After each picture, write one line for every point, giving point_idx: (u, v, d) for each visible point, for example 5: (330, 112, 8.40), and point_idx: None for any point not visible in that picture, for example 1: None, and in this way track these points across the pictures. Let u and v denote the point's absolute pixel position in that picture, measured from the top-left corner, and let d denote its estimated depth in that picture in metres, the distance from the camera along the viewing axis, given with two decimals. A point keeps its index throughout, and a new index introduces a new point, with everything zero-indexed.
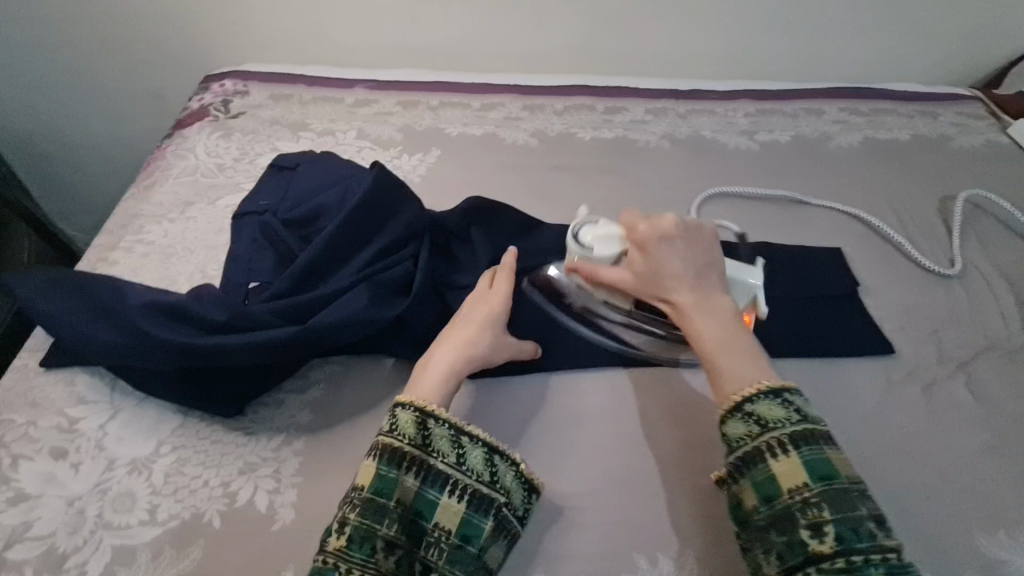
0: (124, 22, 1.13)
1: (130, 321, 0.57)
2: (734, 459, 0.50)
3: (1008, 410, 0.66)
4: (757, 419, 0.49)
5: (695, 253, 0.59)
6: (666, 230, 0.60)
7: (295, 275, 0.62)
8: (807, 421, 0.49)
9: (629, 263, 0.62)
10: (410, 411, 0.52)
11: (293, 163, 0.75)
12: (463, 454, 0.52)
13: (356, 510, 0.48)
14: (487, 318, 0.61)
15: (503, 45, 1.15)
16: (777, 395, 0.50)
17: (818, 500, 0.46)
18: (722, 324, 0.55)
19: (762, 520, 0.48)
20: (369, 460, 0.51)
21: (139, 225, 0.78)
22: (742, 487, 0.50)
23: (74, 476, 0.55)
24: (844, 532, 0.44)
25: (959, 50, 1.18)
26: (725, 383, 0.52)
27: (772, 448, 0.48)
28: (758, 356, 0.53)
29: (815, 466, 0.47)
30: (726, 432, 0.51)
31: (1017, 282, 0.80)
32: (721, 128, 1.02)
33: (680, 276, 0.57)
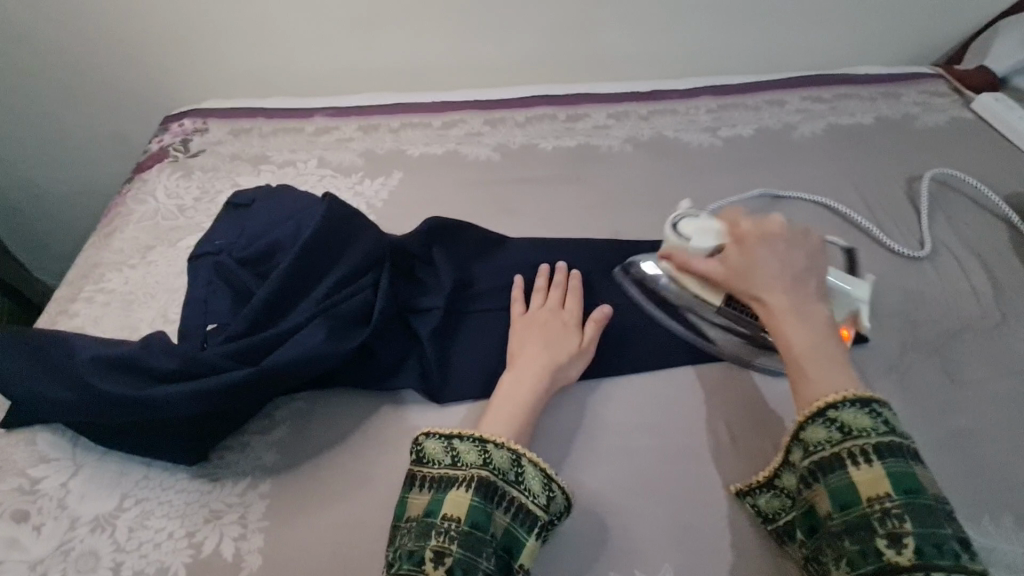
0: (81, 69, 1.13)
1: (82, 376, 0.57)
2: (810, 464, 0.51)
3: (985, 392, 0.66)
4: (840, 426, 0.50)
5: (795, 260, 0.61)
6: (770, 233, 0.63)
7: (251, 315, 0.61)
8: (894, 434, 0.49)
9: (723, 257, 0.64)
10: (505, 449, 0.54)
11: (249, 200, 0.74)
12: (552, 497, 0.53)
13: (455, 543, 0.48)
14: (564, 334, 0.66)
15: (463, 62, 1.15)
16: (864, 405, 0.50)
17: (900, 512, 0.46)
18: (814, 333, 0.56)
19: (836, 526, 0.48)
20: (461, 491, 0.51)
21: (100, 274, 0.77)
22: (815, 493, 0.50)
23: (37, 538, 0.54)
24: (924, 547, 0.44)
25: (918, 29, 1.18)
26: (810, 389, 0.53)
27: (852, 456, 0.49)
28: (846, 369, 0.54)
29: (900, 479, 0.47)
30: (803, 436, 0.52)
31: (988, 259, 0.80)
32: (684, 126, 1.01)
33: (777, 278, 0.60)
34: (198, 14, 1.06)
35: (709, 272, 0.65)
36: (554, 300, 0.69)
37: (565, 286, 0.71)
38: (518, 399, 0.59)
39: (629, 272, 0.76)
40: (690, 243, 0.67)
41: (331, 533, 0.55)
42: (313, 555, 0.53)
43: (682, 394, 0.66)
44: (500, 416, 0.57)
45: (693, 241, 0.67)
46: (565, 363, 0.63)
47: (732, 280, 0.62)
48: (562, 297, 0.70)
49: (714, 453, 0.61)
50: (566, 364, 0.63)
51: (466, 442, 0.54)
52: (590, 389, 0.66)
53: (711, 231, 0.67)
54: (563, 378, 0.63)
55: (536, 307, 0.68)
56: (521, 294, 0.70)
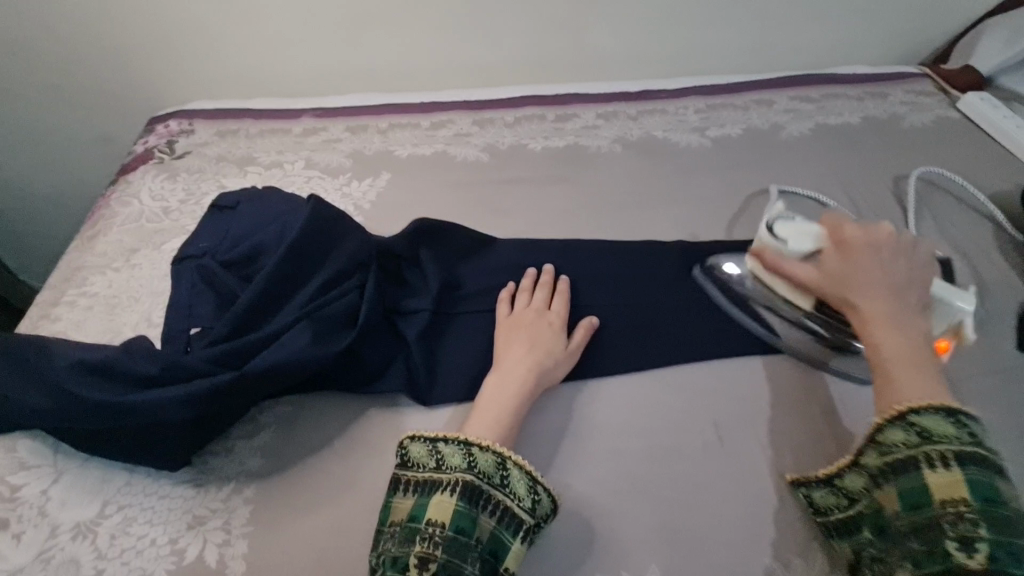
0: (65, 70, 1.12)
1: (61, 382, 0.56)
2: (885, 464, 0.51)
3: (970, 389, 0.66)
4: (920, 430, 0.50)
5: (899, 269, 0.60)
6: (877, 241, 0.62)
7: (234, 318, 0.61)
8: (980, 446, 0.48)
9: (823, 263, 0.63)
10: (489, 452, 0.53)
11: (234, 201, 0.73)
12: (537, 500, 0.53)
13: (439, 548, 0.48)
14: (552, 337, 0.65)
15: (451, 62, 1.14)
16: (949, 414, 0.50)
17: (976, 518, 0.45)
18: (906, 341, 0.56)
19: (903, 525, 0.48)
20: (446, 496, 0.51)
21: (82, 277, 0.76)
22: (886, 493, 0.51)
23: (17, 547, 0.53)
24: (1000, 554, 0.43)
25: (905, 28, 1.19)
26: (892, 396, 0.53)
27: (931, 459, 0.49)
28: (937, 380, 0.53)
29: (979, 486, 0.46)
30: (880, 437, 0.52)
31: (973, 258, 0.80)
32: (672, 126, 1.01)
33: (877, 284, 0.59)
34: (183, 14, 1.05)
35: (803, 276, 0.64)
36: (541, 299, 0.69)
37: (552, 288, 0.71)
38: (504, 401, 0.59)
39: (617, 272, 0.76)
40: (787, 246, 0.65)
41: (318, 538, 0.54)
42: (300, 561, 0.53)
43: (670, 394, 0.66)
44: (483, 417, 0.57)
45: (791, 244, 0.64)
46: (552, 366, 0.63)
47: (830, 283, 0.62)
48: (551, 298, 0.70)
49: (702, 454, 0.61)
50: (553, 367, 0.63)
51: (450, 445, 0.54)
52: (578, 389, 0.66)
53: (811, 234, 0.65)
54: (549, 380, 0.63)
55: (522, 308, 0.68)
56: (509, 295, 0.70)
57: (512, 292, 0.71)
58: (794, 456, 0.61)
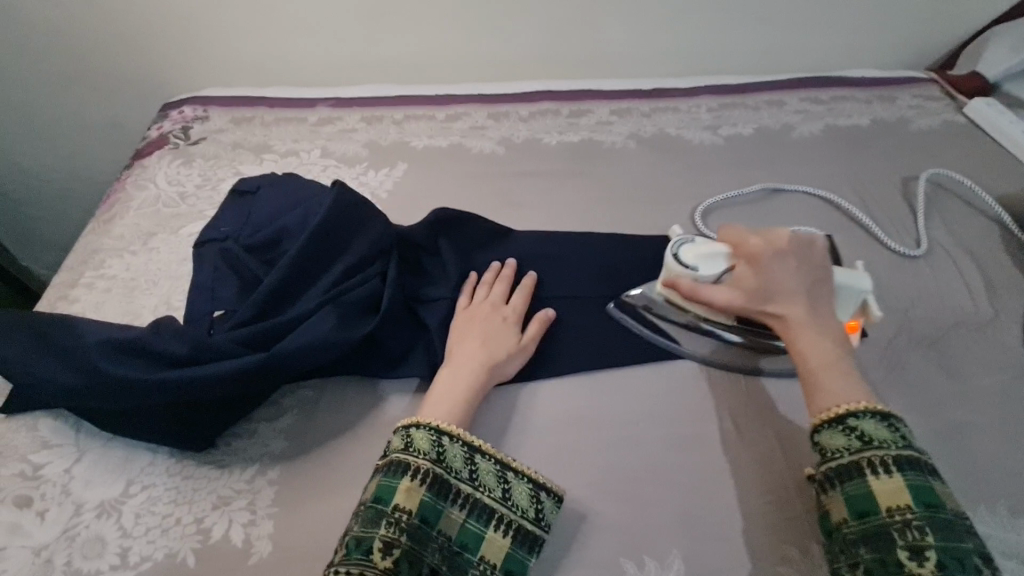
0: (76, 54, 1.11)
1: (89, 360, 0.56)
2: (828, 470, 0.51)
3: (980, 384, 0.68)
4: (860, 434, 0.50)
5: (808, 270, 0.59)
6: (782, 247, 0.60)
7: (259, 301, 0.61)
8: (912, 447, 0.50)
9: (735, 277, 0.61)
10: (458, 444, 0.54)
11: (254, 187, 0.73)
12: (509, 489, 0.54)
13: (404, 534, 0.49)
14: (505, 332, 0.65)
15: (465, 55, 1.15)
16: (884, 418, 0.51)
17: (921, 525, 0.46)
18: (827, 343, 0.55)
19: (852, 533, 0.48)
20: (411, 483, 0.51)
21: (100, 260, 0.76)
22: (832, 500, 0.51)
23: (41, 524, 0.53)
24: (946, 560, 0.44)
25: (912, 35, 1.21)
26: (822, 401, 0.52)
27: (873, 466, 0.49)
28: (857, 379, 0.54)
29: (919, 492, 0.48)
30: (819, 441, 0.52)
31: (981, 259, 0.82)
32: (685, 124, 1.02)
33: (794, 292, 0.57)
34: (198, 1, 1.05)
35: (721, 298, 0.60)
36: (497, 293, 0.69)
37: (513, 280, 0.70)
38: (455, 396, 0.58)
39: (632, 266, 0.77)
40: (699, 273, 0.63)
41: (341, 519, 0.55)
42: (326, 541, 0.53)
43: (688, 384, 0.66)
44: (438, 407, 0.57)
45: (703, 270, 0.63)
46: (504, 361, 0.63)
47: (747, 300, 0.59)
48: (507, 292, 0.69)
49: (719, 443, 0.62)
50: (505, 363, 0.63)
51: (420, 430, 0.54)
52: (599, 379, 0.67)
53: (716, 254, 0.64)
54: (501, 374, 0.63)
55: (481, 301, 0.68)
56: (470, 286, 0.70)
57: (471, 283, 0.70)
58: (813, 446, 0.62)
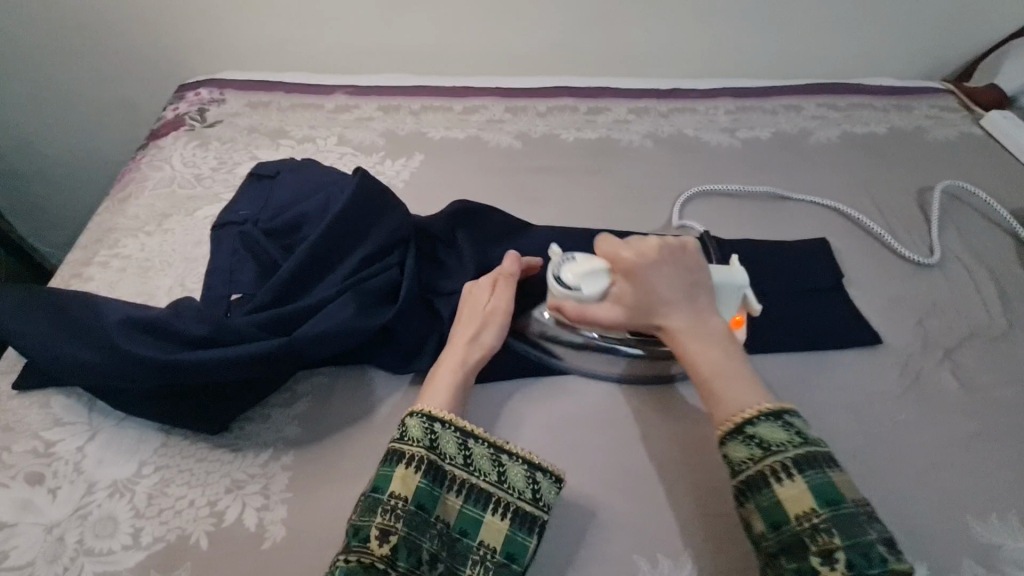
0: (90, 30, 1.10)
1: (108, 338, 0.55)
2: (738, 483, 0.51)
3: (993, 395, 0.68)
4: (759, 442, 0.50)
5: (682, 274, 0.58)
6: (652, 255, 0.58)
7: (277, 286, 0.61)
8: (808, 443, 0.50)
9: (617, 294, 0.59)
10: (451, 430, 0.54)
11: (274, 171, 0.73)
12: (504, 472, 0.54)
13: (401, 521, 0.49)
14: (474, 308, 0.64)
15: (483, 48, 1.14)
16: (778, 418, 0.51)
17: (827, 527, 0.46)
18: (716, 348, 0.55)
19: (771, 546, 0.48)
20: (404, 470, 0.51)
21: (114, 239, 0.75)
22: (747, 511, 0.50)
23: (53, 502, 0.53)
24: (854, 558, 0.45)
25: (930, 45, 1.21)
26: (723, 410, 0.53)
27: (776, 473, 0.49)
28: (750, 376, 0.54)
29: (821, 491, 0.47)
30: (726, 454, 0.51)
31: (996, 271, 0.82)
32: (703, 126, 1.02)
33: (671, 301, 0.57)
34: None
35: (606, 317, 0.59)
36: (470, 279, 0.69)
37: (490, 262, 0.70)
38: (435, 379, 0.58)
39: None
40: (582, 293, 0.60)
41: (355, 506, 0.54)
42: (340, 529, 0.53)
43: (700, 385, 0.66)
44: (435, 394, 0.57)
45: (585, 290, 0.60)
46: (474, 333, 0.62)
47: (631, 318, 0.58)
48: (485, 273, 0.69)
49: None
50: (476, 334, 0.62)
51: (413, 418, 0.54)
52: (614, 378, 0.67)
53: (597, 271, 0.60)
54: (482, 347, 0.62)
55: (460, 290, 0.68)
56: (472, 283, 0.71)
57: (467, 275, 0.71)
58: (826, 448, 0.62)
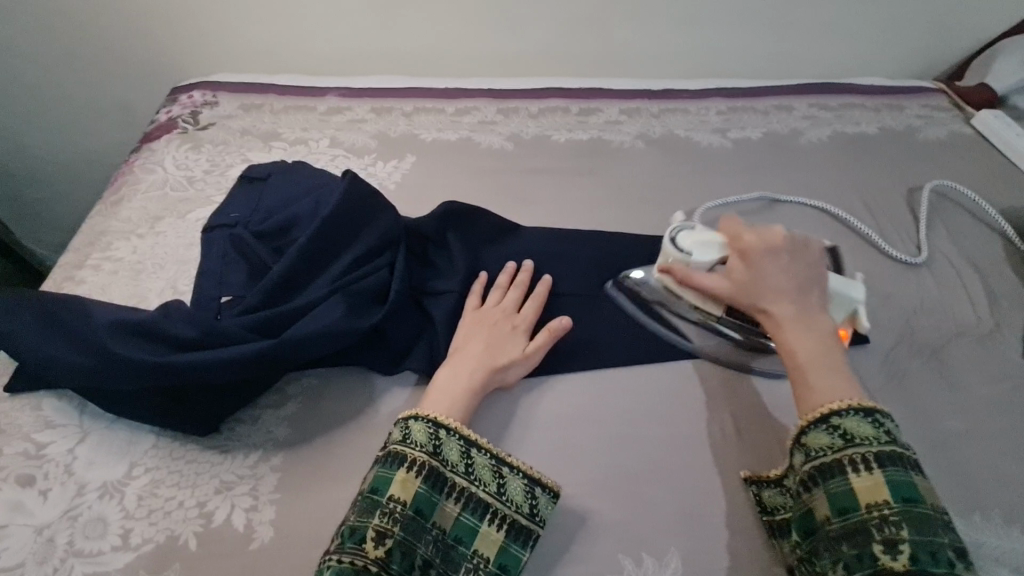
0: (84, 33, 1.10)
1: (97, 340, 0.56)
2: (811, 468, 0.52)
3: (979, 394, 0.68)
4: (843, 433, 0.51)
5: (797, 268, 0.61)
6: (775, 243, 0.62)
7: (268, 288, 0.61)
8: (895, 444, 0.50)
9: (729, 269, 0.63)
10: (456, 438, 0.55)
11: (264, 173, 0.73)
12: (504, 484, 0.54)
13: (398, 525, 0.49)
14: (511, 339, 0.64)
15: (475, 50, 1.15)
16: (868, 415, 0.51)
17: (897, 520, 0.47)
18: (817, 340, 0.56)
19: (833, 530, 0.49)
20: (408, 475, 0.51)
21: (107, 242, 0.76)
22: (813, 496, 0.51)
23: (44, 503, 0.53)
24: (921, 554, 0.45)
25: (922, 44, 1.21)
26: (811, 396, 0.53)
27: (854, 463, 0.50)
28: (848, 373, 0.55)
29: (898, 487, 0.48)
30: (805, 441, 0.53)
31: (983, 270, 0.82)
32: (694, 126, 1.03)
33: (779, 287, 0.59)
34: None
35: (713, 285, 0.64)
36: (508, 301, 0.68)
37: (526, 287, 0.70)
38: (454, 394, 0.58)
39: (635, 264, 0.77)
40: (692, 258, 0.66)
41: (344, 506, 0.55)
42: (327, 530, 0.53)
43: (687, 384, 0.67)
44: (434, 400, 0.57)
45: (696, 255, 0.65)
46: (506, 368, 0.62)
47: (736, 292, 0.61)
48: (520, 299, 0.69)
49: (719, 441, 0.62)
50: (506, 369, 0.62)
51: (419, 423, 0.54)
52: (602, 376, 0.67)
53: (713, 244, 0.66)
54: (500, 381, 0.62)
55: (491, 305, 0.67)
56: (480, 289, 0.69)
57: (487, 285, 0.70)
58: None
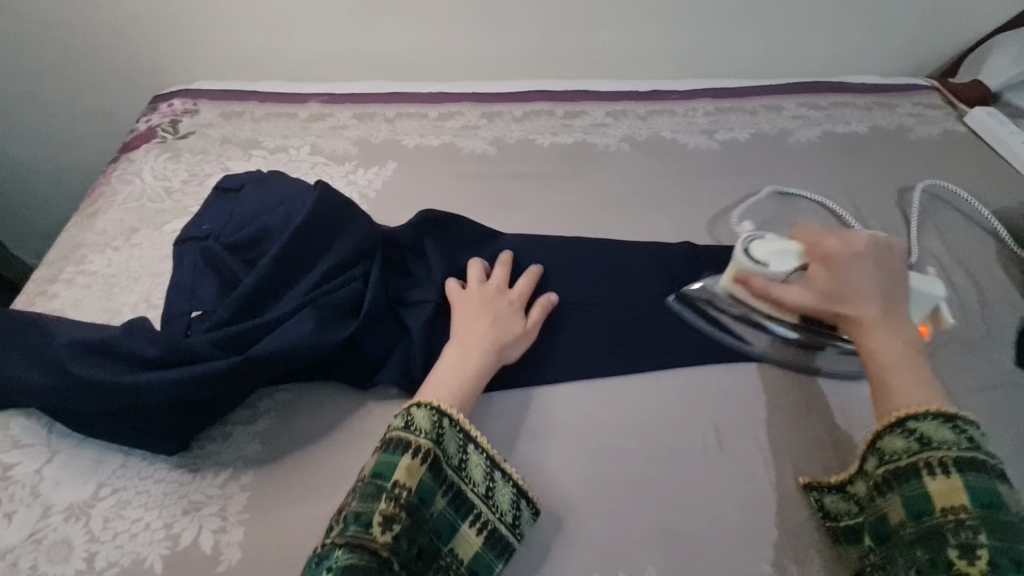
0: (65, 42, 1.10)
1: (61, 361, 0.55)
2: (886, 472, 0.52)
3: (969, 402, 0.67)
4: (920, 437, 0.50)
5: (885, 276, 0.61)
6: (857, 251, 0.62)
7: (238, 302, 0.60)
8: (978, 450, 0.49)
9: (811, 277, 0.63)
10: (456, 430, 0.53)
11: (238, 184, 0.72)
12: (492, 488, 0.53)
13: (404, 512, 0.48)
14: (510, 315, 0.65)
15: (460, 54, 1.13)
16: (947, 420, 0.51)
17: (975, 524, 0.46)
18: (901, 347, 0.56)
19: (906, 534, 0.48)
20: (415, 461, 0.50)
21: (81, 255, 0.75)
22: (888, 502, 0.51)
23: (8, 526, 0.52)
24: (1002, 560, 0.44)
25: (915, 40, 1.19)
26: (890, 403, 0.53)
27: (931, 466, 0.49)
28: (932, 382, 0.54)
29: (978, 492, 0.47)
30: (880, 444, 0.53)
31: (975, 272, 0.81)
32: (681, 128, 1.01)
33: (865, 294, 0.59)
34: None
35: (797, 300, 0.62)
36: (496, 280, 0.68)
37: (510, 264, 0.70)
38: (461, 377, 0.57)
39: (618, 271, 0.75)
40: (770, 268, 0.66)
41: (314, 526, 0.54)
42: (295, 550, 0.52)
43: (668, 394, 0.65)
44: (436, 387, 0.56)
45: (773, 266, 0.65)
46: (509, 344, 0.63)
47: (819, 301, 0.61)
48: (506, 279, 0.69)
49: (701, 454, 0.61)
50: (510, 345, 0.63)
51: (423, 409, 0.53)
52: (582, 388, 0.65)
53: (790, 253, 0.66)
54: (507, 357, 0.63)
55: (477, 286, 0.67)
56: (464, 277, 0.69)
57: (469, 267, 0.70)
58: (792, 457, 0.61)
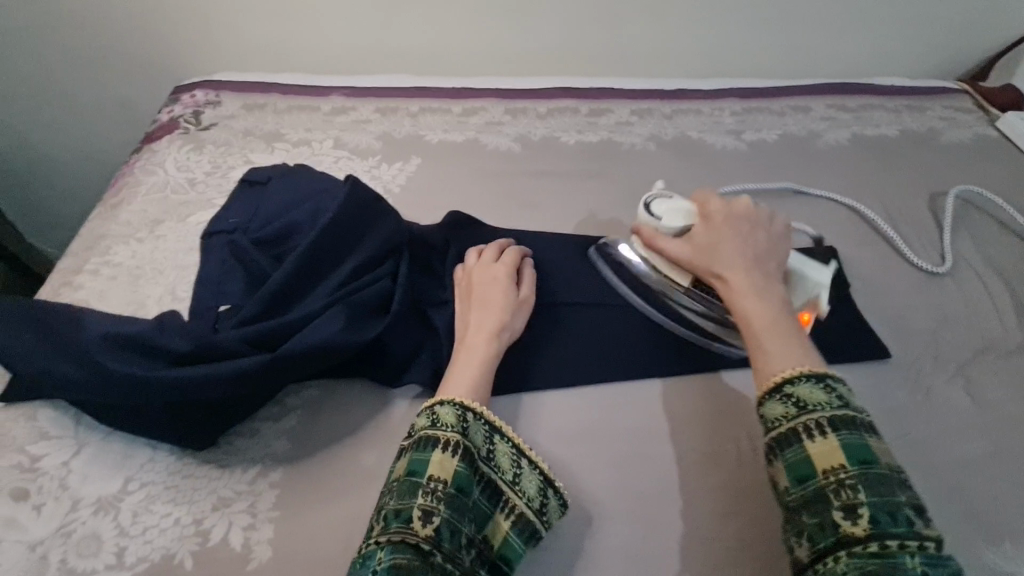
0: (87, 31, 1.09)
1: (91, 353, 0.54)
2: (769, 440, 0.49)
3: (1007, 412, 0.65)
4: (796, 401, 0.48)
5: (756, 243, 0.60)
6: (738, 213, 0.63)
7: (265, 298, 0.60)
8: (848, 408, 0.48)
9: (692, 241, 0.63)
10: (481, 422, 0.53)
11: (265, 177, 0.72)
12: (520, 475, 0.52)
13: (442, 503, 0.47)
14: (502, 288, 0.63)
15: (483, 49, 1.12)
16: (819, 380, 0.49)
17: (854, 483, 0.44)
18: (772, 311, 0.55)
19: (792, 500, 0.46)
20: (445, 453, 0.49)
21: (106, 246, 0.74)
22: (773, 469, 0.48)
23: (36, 519, 0.52)
24: (878, 514, 0.42)
25: (945, 42, 1.17)
26: (764, 366, 0.51)
27: (808, 429, 0.47)
28: (805, 343, 0.52)
29: (852, 449, 0.45)
30: (761, 412, 0.50)
31: (1010, 280, 0.79)
32: (708, 127, 1.00)
33: (736, 259, 0.59)
34: None
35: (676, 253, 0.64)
36: (483, 257, 0.66)
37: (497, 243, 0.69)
38: (474, 369, 0.56)
39: None
40: (661, 223, 0.67)
41: (343, 525, 0.53)
42: (326, 548, 0.52)
43: (700, 399, 0.64)
44: (454, 384, 0.55)
45: (665, 221, 0.66)
46: (510, 320, 0.62)
47: (699, 263, 0.61)
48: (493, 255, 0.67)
49: (734, 460, 0.60)
50: (510, 321, 0.62)
51: (446, 405, 0.52)
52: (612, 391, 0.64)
53: (682, 211, 0.67)
54: (512, 333, 0.62)
55: (469, 271, 0.65)
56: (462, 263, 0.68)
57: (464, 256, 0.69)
58: None
